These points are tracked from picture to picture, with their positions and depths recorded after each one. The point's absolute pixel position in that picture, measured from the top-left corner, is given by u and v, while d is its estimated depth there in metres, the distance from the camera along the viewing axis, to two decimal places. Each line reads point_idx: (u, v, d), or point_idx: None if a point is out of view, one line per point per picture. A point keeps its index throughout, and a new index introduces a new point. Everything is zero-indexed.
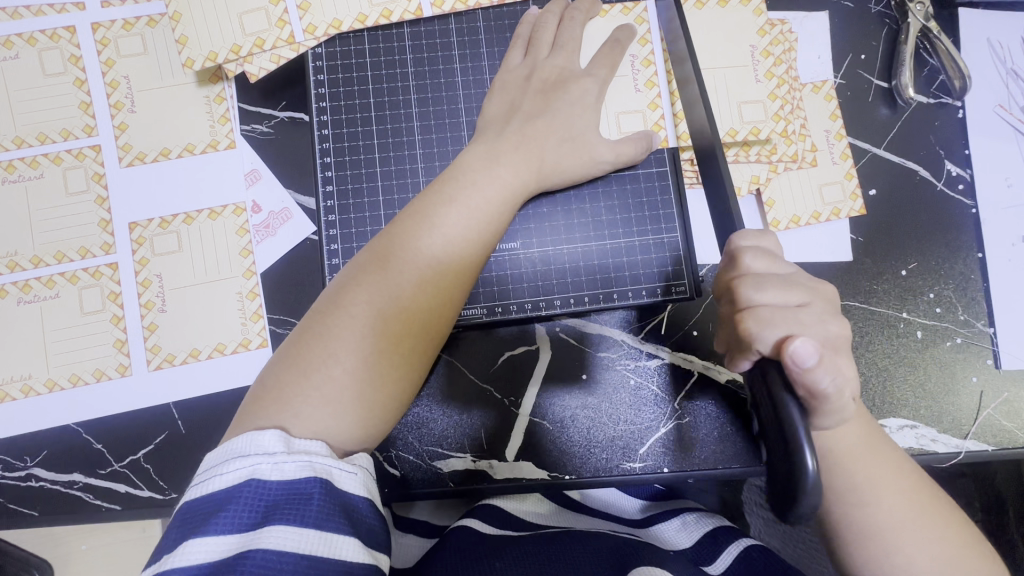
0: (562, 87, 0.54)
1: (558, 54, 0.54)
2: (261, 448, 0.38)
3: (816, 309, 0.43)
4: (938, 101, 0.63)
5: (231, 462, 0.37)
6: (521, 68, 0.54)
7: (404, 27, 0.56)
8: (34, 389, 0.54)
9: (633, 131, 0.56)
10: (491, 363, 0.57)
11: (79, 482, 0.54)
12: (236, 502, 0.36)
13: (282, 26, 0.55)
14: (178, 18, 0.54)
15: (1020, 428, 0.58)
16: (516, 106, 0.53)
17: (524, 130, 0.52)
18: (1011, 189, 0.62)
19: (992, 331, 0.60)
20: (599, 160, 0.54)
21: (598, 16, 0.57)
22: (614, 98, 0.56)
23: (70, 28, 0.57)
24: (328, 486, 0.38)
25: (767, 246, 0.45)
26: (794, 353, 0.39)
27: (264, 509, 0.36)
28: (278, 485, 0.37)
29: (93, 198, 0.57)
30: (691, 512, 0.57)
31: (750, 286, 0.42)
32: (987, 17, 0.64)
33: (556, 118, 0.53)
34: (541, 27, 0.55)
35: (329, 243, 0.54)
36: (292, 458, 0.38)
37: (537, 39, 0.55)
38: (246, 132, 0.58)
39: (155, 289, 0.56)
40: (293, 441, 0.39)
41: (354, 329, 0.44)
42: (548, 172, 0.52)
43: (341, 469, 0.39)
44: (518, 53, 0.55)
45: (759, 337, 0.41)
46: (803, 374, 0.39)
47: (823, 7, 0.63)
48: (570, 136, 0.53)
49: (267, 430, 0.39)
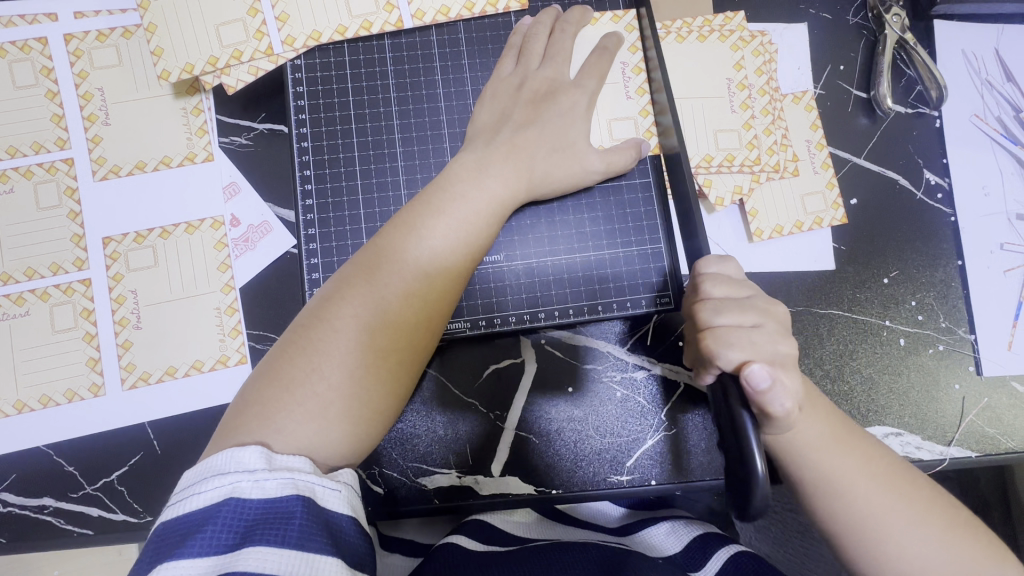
0: (553, 97, 0.54)
1: (550, 63, 0.54)
2: (242, 466, 0.37)
3: (770, 330, 0.43)
4: (916, 111, 0.64)
5: (208, 480, 0.36)
6: (513, 76, 0.54)
7: (384, 39, 0.56)
8: (3, 411, 0.52)
9: (624, 138, 0.56)
10: (476, 376, 0.57)
11: (49, 507, 0.52)
12: (214, 522, 0.35)
13: (260, 38, 0.54)
14: (153, 30, 0.53)
15: (1001, 433, 0.59)
16: (508, 115, 0.53)
17: (513, 142, 0.52)
18: (988, 197, 0.63)
19: (973, 337, 0.60)
20: (590, 169, 0.53)
21: (588, 25, 0.57)
22: (604, 105, 0.56)
23: (42, 39, 0.56)
24: (310, 504, 0.37)
25: (728, 271, 0.46)
26: (749, 375, 0.40)
27: (243, 528, 0.35)
28: (258, 504, 0.36)
29: (65, 212, 0.55)
30: (676, 519, 0.58)
31: (709, 309, 0.44)
32: (961, 29, 0.65)
33: (545, 129, 0.52)
34: (531, 39, 0.55)
35: (309, 256, 0.53)
36: (274, 475, 0.37)
37: (529, 48, 0.55)
38: (224, 144, 0.57)
39: (130, 306, 0.54)
40: (275, 458, 0.38)
41: (333, 344, 0.43)
42: (536, 182, 0.52)
43: (324, 487, 0.38)
44: (510, 62, 0.55)
45: (717, 355, 0.42)
46: (758, 395, 0.40)
47: (801, 20, 0.64)
48: (561, 146, 0.53)
49: (247, 447, 0.38)
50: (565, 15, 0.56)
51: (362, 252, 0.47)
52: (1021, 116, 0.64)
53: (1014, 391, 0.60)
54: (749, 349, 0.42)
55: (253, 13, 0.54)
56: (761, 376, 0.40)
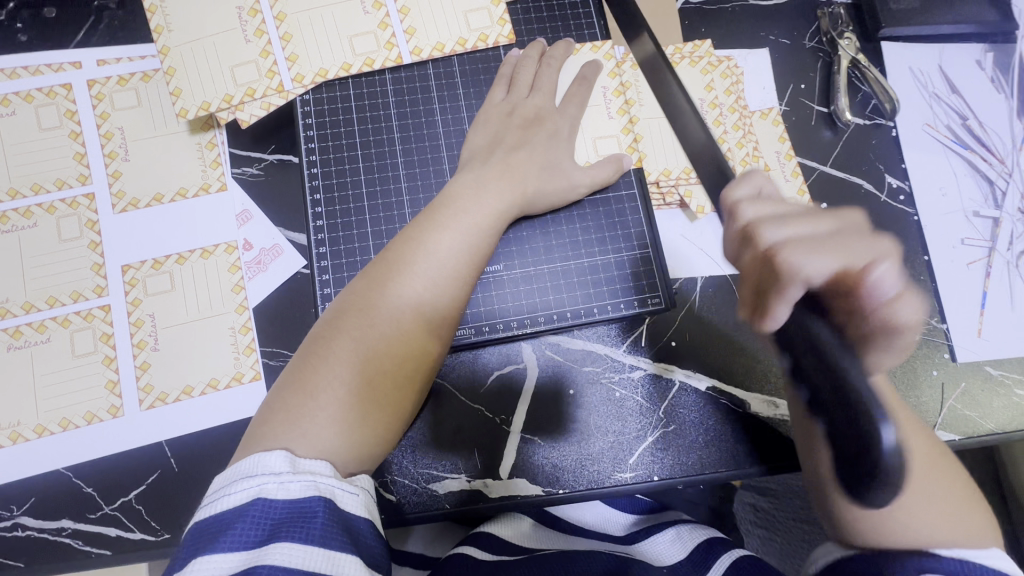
0: (541, 122, 0.59)
1: (538, 91, 0.60)
2: (268, 468, 0.39)
3: (848, 233, 0.37)
4: (873, 122, 0.69)
5: (237, 482, 0.38)
6: (504, 104, 0.59)
7: (385, 74, 0.61)
8: (23, 436, 0.54)
9: (609, 154, 0.61)
10: (482, 383, 0.59)
11: (67, 528, 0.53)
12: (242, 520, 0.36)
13: (272, 77, 0.59)
14: (172, 73, 0.58)
15: (979, 415, 0.62)
16: (500, 139, 0.57)
17: (507, 162, 0.56)
18: (946, 197, 0.68)
19: (944, 326, 0.64)
20: (576, 185, 0.58)
21: (569, 55, 0.62)
22: (588, 126, 0.61)
23: (66, 86, 0.60)
24: (331, 505, 0.38)
25: (762, 185, 0.43)
26: (872, 280, 0.34)
27: (268, 527, 0.36)
28: (283, 504, 0.37)
29: (86, 243, 0.58)
30: (683, 524, 0.60)
31: (770, 225, 0.38)
32: (908, 49, 0.71)
33: (535, 148, 0.57)
34: (520, 71, 0.61)
35: (321, 274, 0.57)
36: (298, 477, 0.38)
37: (518, 79, 0.60)
38: (237, 175, 0.61)
39: (148, 329, 0.57)
40: (299, 462, 0.39)
41: (348, 350, 0.46)
42: (529, 197, 0.56)
43: (343, 490, 0.40)
44: (501, 91, 0.60)
45: (803, 269, 0.35)
46: (882, 305, 0.34)
47: (762, 45, 0.71)
48: (551, 165, 0.58)
49: (273, 451, 0.40)
50: (551, 48, 0.62)
51: (375, 263, 0.51)
52: (968, 124, 0.70)
53: (988, 375, 0.63)
54: (840, 254, 0.34)
55: (265, 54, 0.59)
56: (885, 282, 0.35)
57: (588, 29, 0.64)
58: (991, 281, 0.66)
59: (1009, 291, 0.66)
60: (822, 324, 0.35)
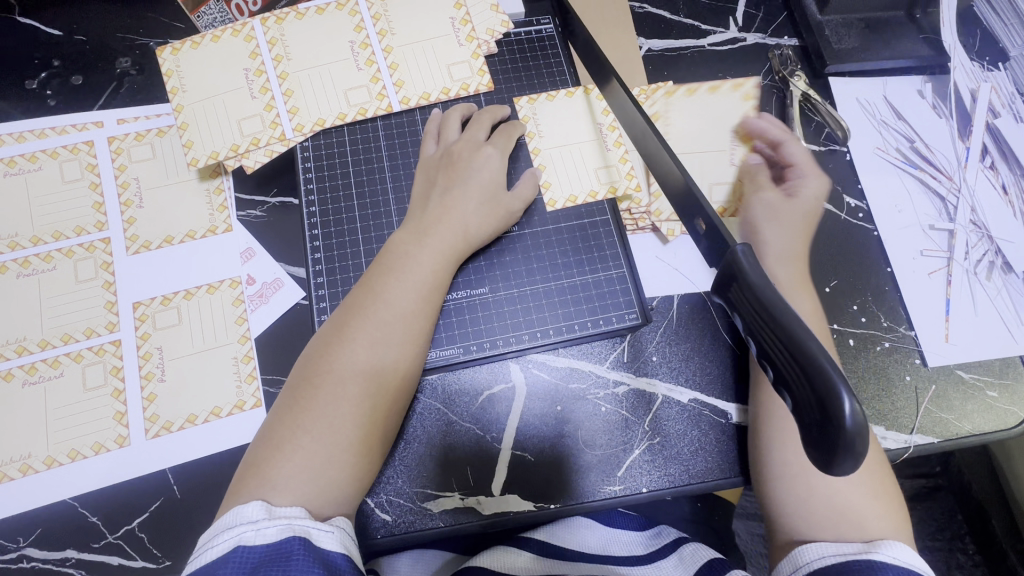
0: (468, 160, 0.63)
1: (465, 136, 0.65)
2: (245, 519, 0.42)
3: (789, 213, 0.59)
4: (829, 148, 0.75)
5: (220, 534, 0.41)
6: (435, 153, 0.64)
7: (377, 121, 0.67)
8: (33, 467, 0.56)
9: (607, 181, 0.67)
10: (472, 402, 0.61)
11: (72, 558, 0.54)
12: (224, 566, 0.39)
13: (275, 127, 0.65)
14: (185, 127, 0.64)
15: (955, 417, 0.64)
16: (433, 182, 0.62)
17: (444, 201, 0.60)
18: (902, 213, 0.73)
19: (913, 333, 0.67)
20: (508, 209, 0.63)
21: (564, 96, 0.70)
22: (582, 160, 0.67)
23: (89, 143, 0.66)
24: (307, 543, 0.42)
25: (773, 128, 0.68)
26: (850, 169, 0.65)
27: (249, 567, 0.39)
28: (262, 548, 0.41)
29: (100, 283, 0.62)
30: (685, 545, 0.61)
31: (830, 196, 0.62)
32: (854, 82, 0.78)
33: (468, 185, 0.61)
34: (445, 124, 0.66)
35: (319, 302, 0.61)
36: (274, 522, 0.42)
37: (445, 129, 0.65)
38: (242, 217, 0.66)
39: (156, 360, 0.60)
40: (274, 510, 0.44)
41: (347, 385, 0.50)
42: (472, 235, 0.60)
43: (318, 529, 0.43)
44: (431, 145, 0.65)
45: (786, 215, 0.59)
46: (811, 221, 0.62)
47: (720, 84, 0.77)
48: (486, 199, 0.61)
49: (249, 505, 0.44)
50: (480, 111, 0.67)
51: (343, 307, 0.55)
52: (916, 147, 0.76)
53: (960, 378, 0.66)
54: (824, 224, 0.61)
55: (269, 108, 0.65)
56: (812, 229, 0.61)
57: (559, 76, 0.71)
58: (953, 289, 0.70)
59: (971, 297, 0.69)
60: (754, 276, 0.39)
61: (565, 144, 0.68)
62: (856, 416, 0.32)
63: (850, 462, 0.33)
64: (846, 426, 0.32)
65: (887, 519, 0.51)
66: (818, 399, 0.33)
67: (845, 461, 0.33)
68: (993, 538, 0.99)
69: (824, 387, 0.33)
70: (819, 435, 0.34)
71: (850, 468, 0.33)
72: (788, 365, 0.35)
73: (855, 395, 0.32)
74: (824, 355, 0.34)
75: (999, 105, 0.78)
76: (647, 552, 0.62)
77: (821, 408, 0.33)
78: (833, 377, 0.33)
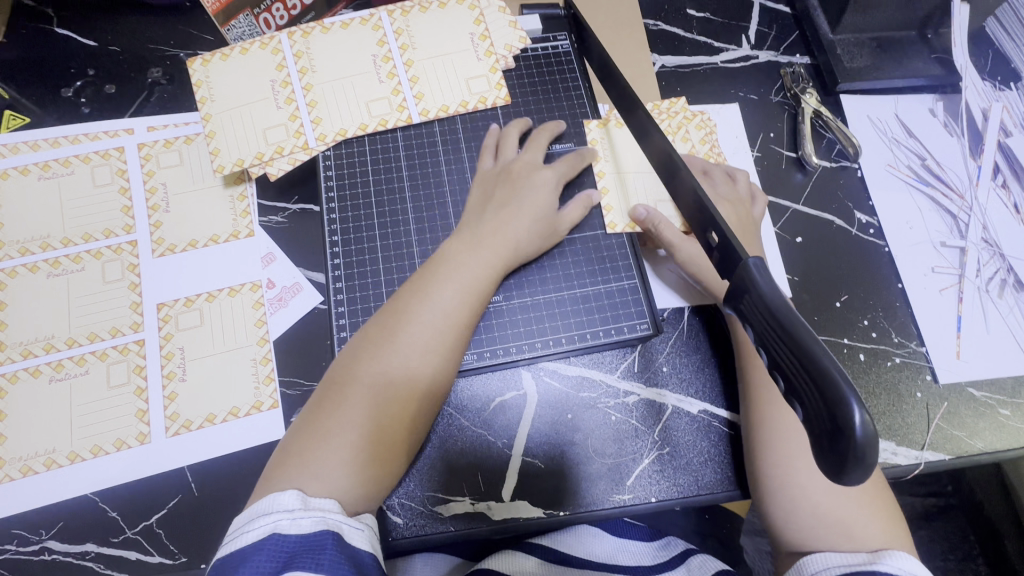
0: (526, 178, 0.64)
1: (525, 157, 0.66)
2: (282, 507, 0.43)
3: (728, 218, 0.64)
4: (840, 164, 0.76)
5: (256, 519, 0.42)
6: (492, 169, 0.66)
7: (396, 132, 0.69)
8: (57, 462, 0.58)
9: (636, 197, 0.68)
10: (483, 408, 0.62)
11: (91, 552, 0.56)
12: (258, 552, 0.40)
13: (299, 137, 0.67)
14: (212, 135, 0.67)
15: (967, 434, 0.64)
16: (490, 197, 0.64)
17: (499, 216, 0.61)
18: (913, 229, 0.73)
19: (924, 349, 0.68)
20: None
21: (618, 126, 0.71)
22: (635, 185, 0.69)
23: (119, 149, 0.69)
24: (339, 538, 0.43)
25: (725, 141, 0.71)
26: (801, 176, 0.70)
27: (284, 555, 0.40)
28: (296, 538, 0.41)
29: (126, 284, 0.64)
30: (693, 557, 0.62)
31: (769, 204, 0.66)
32: (866, 100, 0.79)
33: (524, 202, 0.62)
34: (505, 142, 0.67)
35: (336, 306, 0.62)
36: (309, 513, 0.43)
37: (503, 148, 0.67)
38: (264, 223, 0.68)
39: (177, 360, 0.62)
40: (310, 500, 0.44)
41: (364, 388, 0.51)
42: (522, 250, 0.61)
43: (350, 526, 0.44)
44: (489, 160, 0.67)
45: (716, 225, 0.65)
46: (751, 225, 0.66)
47: (732, 100, 0.79)
48: (541, 218, 0.63)
49: (286, 492, 0.45)
50: (539, 129, 0.69)
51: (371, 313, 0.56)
52: (927, 164, 0.77)
53: (971, 395, 0.66)
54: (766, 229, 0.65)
55: (293, 118, 0.68)
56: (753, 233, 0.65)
57: (575, 91, 0.73)
58: (964, 306, 0.70)
59: (983, 315, 0.69)
60: (764, 287, 0.40)
61: (632, 170, 0.69)
62: (865, 427, 0.32)
63: (858, 473, 0.33)
64: (855, 435, 0.32)
65: (897, 533, 0.51)
66: (829, 408, 0.34)
67: (853, 471, 0.33)
68: (1005, 559, 0.98)
69: (835, 397, 0.33)
70: (828, 444, 0.34)
71: (858, 479, 0.34)
72: (799, 375, 0.36)
73: (865, 406, 0.33)
74: (835, 366, 0.34)
75: (1010, 124, 0.78)
76: (654, 563, 0.63)
77: (831, 417, 0.33)
78: (843, 387, 0.33)
